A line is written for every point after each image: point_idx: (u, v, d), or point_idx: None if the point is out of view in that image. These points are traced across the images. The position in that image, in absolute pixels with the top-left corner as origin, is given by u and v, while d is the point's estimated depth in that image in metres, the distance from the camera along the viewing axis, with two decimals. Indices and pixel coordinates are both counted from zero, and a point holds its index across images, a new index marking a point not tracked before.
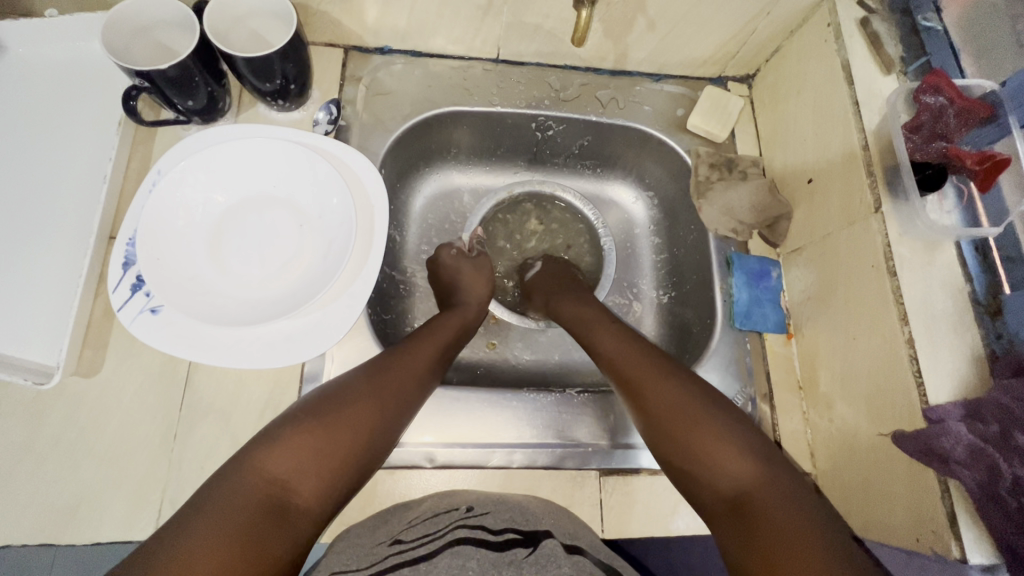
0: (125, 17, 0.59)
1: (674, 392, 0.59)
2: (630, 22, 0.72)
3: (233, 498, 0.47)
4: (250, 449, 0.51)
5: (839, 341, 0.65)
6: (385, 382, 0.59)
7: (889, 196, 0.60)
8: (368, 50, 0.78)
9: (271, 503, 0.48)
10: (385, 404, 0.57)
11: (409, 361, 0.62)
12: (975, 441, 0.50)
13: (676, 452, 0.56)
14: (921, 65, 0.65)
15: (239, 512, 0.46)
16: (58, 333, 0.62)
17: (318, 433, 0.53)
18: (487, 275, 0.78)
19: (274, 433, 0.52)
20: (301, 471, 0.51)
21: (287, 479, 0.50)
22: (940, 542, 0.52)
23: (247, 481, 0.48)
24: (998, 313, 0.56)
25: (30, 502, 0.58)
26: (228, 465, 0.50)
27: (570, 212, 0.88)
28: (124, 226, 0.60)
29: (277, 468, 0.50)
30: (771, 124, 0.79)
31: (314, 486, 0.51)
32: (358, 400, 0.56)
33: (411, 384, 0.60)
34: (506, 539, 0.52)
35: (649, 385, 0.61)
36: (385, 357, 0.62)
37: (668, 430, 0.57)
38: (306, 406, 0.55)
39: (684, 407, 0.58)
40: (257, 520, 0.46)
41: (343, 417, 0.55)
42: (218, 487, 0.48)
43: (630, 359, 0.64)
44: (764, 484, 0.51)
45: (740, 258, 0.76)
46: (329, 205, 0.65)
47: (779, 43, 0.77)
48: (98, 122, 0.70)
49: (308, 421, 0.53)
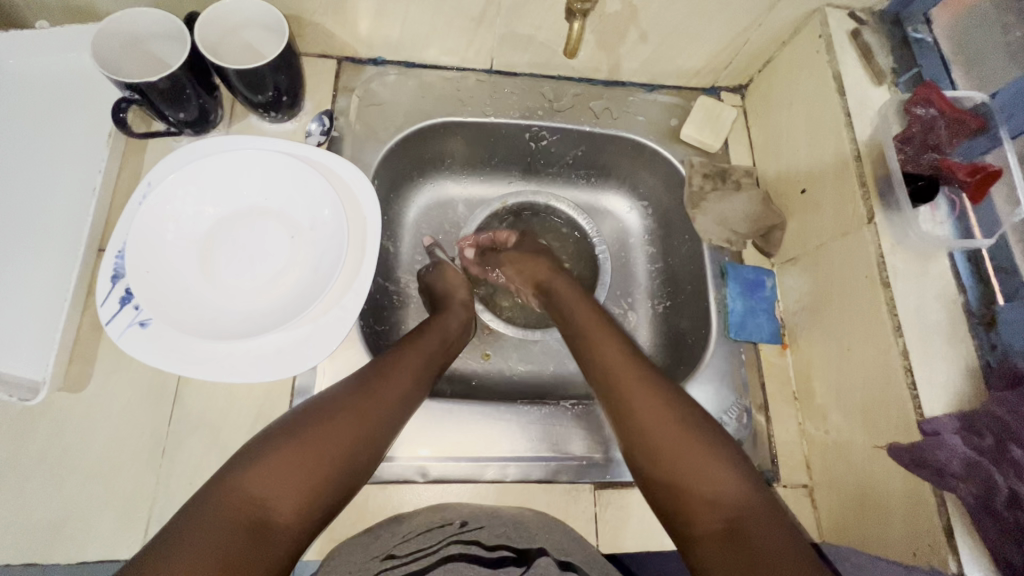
0: (115, 28, 0.59)
1: (663, 405, 0.58)
2: (622, 33, 0.72)
3: (214, 516, 0.46)
4: (229, 468, 0.50)
5: (834, 352, 0.65)
6: (369, 396, 0.58)
7: (882, 207, 0.60)
8: (361, 61, 0.78)
9: (250, 522, 0.47)
10: (364, 418, 0.56)
11: (395, 378, 0.61)
12: (971, 454, 0.50)
13: (667, 475, 0.54)
14: (912, 75, 0.66)
15: (217, 536, 0.45)
16: (46, 347, 0.61)
17: (296, 450, 0.52)
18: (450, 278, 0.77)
19: (254, 450, 0.51)
20: (277, 489, 0.49)
21: (264, 499, 0.49)
22: (937, 556, 0.52)
23: (227, 501, 0.47)
24: (993, 324, 0.56)
25: (14, 520, 0.57)
26: (210, 482, 0.49)
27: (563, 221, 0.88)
28: (113, 239, 0.60)
29: (254, 487, 0.49)
30: (765, 133, 0.80)
31: (294, 505, 0.50)
32: (336, 415, 0.55)
33: (392, 398, 0.59)
34: (500, 556, 0.53)
35: (649, 407, 0.58)
36: (371, 372, 0.60)
37: (659, 445, 0.55)
38: (287, 422, 0.54)
39: (686, 434, 0.56)
40: (234, 540, 0.45)
41: (322, 433, 0.53)
42: (200, 505, 0.47)
43: (632, 377, 0.61)
44: (744, 504, 0.51)
45: (734, 269, 0.75)
46: (321, 218, 0.65)
47: (771, 54, 0.77)
48: (90, 135, 0.69)
49: (291, 436, 0.53)
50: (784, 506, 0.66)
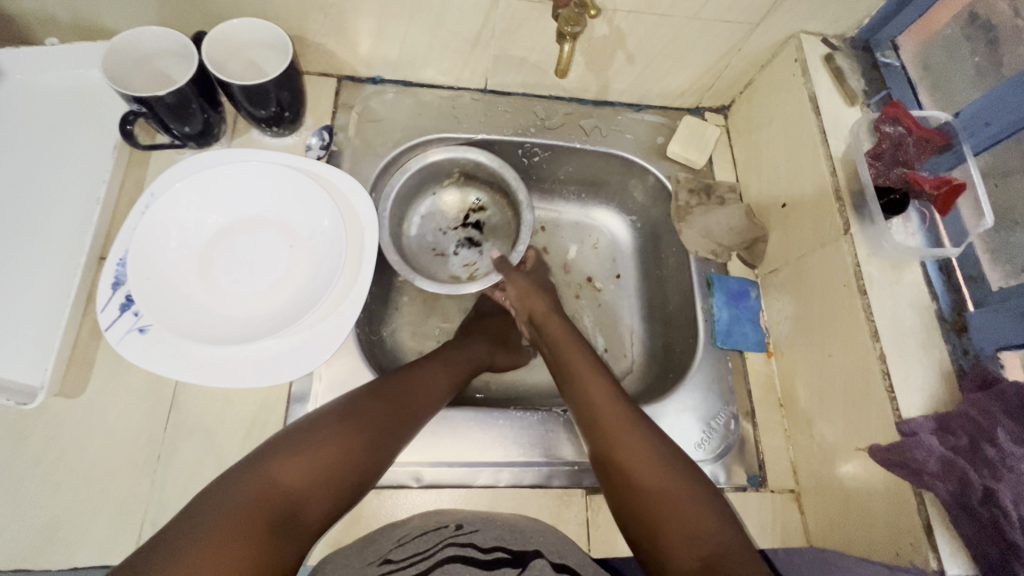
0: (124, 45, 0.61)
1: (629, 431, 0.59)
2: (611, 56, 0.76)
3: (247, 504, 0.47)
4: (263, 456, 0.51)
5: (816, 358, 0.67)
6: (396, 402, 0.60)
7: (857, 219, 0.64)
8: (360, 80, 0.81)
9: (279, 516, 0.48)
10: (390, 421, 0.58)
11: (420, 388, 0.63)
12: (947, 453, 0.51)
13: (640, 509, 0.54)
14: (882, 97, 0.71)
15: (250, 521, 0.46)
16: (43, 353, 0.62)
17: (329, 445, 0.53)
18: (513, 359, 0.80)
19: (285, 445, 0.52)
20: (308, 484, 0.51)
21: (300, 492, 0.50)
22: (918, 554, 0.53)
23: (259, 489, 0.48)
24: (964, 330, 0.60)
25: (7, 526, 0.57)
26: (238, 474, 0.49)
27: (484, 203, 0.88)
28: (115, 248, 0.61)
29: (291, 479, 0.50)
30: (747, 151, 0.83)
31: (320, 500, 0.51)
32: (365, 416, 0.57)
33: (421, 405, 0.62)
34: (495, 557, 0.54)
35: (645, 476, 0.55)
36: (400, 378, 0.63)
37: (630, 474, 0.56)
38: (316, 419, 0.56)
39: (654, 459, 0.57)
40: (268, 529, 0.46)
41: (352, 432, 0.55)
42: (229, 491, 0.47)
43: (628, 447, 0.58)
44: (719, 544, 0.50)
45: (719, 280, 0.78)
46: (320, 228, 0.66)
47: (751, 77, 0.82)
48: (95, 147, 0.71)
49: (323, 433, 0.54)
50: (753, 508, 0.68)
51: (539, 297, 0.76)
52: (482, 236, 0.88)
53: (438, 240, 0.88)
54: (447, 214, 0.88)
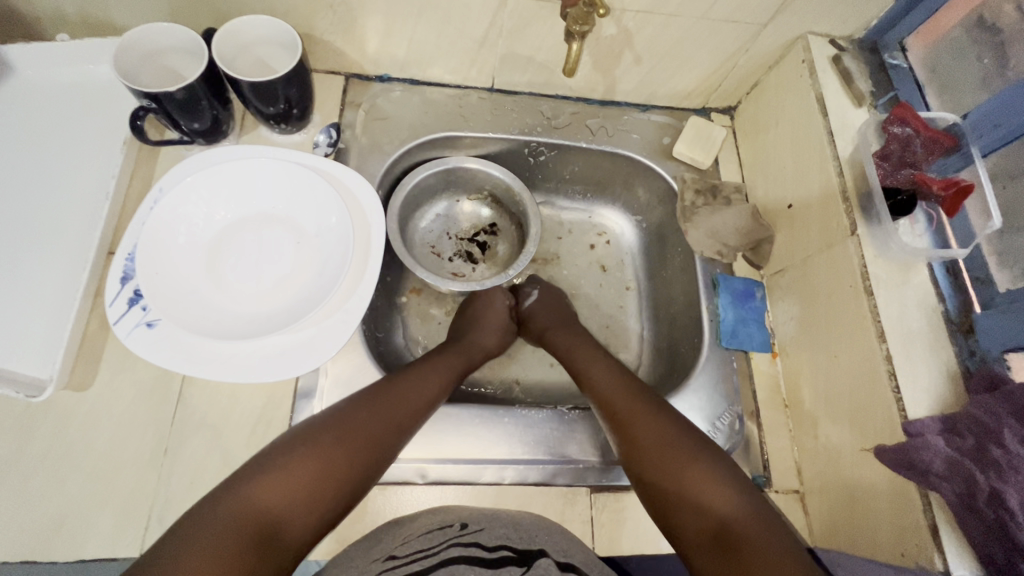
0: (135, 41, 0.62)
1: (650, 421, 0.62)
2: (618, 56, 0.76)
3: (223, 524, 0.46)
4: (242, 472, 0.51)
5: (821, 359, 0.68)
6: (379, 408, 0.60)
7: (864, 220, 0.64)
8: (368, 78, 0.81)
9: (258, 535, 0.47)
10: (375, 426, 0.58)
11: (406, 391, 0.63)
12: (953, 454, 0.52)
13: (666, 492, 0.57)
14: (889, 98, 0.71)
15: (227, 539, 0.45)
16: (51, 347, 0.62)
17: (309, 457, 0.53)
18: (501, 333, 0.79)
19: (264, 461, 0.52)
20: (288, 499, 0.50)
21: (281, 507, 0.50)
22: (923, 554, 0.53)
23: (234, 508, 0.48)
24: (970, 331, 0.59)
25: (15, 518, 0.57)
26: (214, 495, 0.49)
27: (497, 229, 0.91)
28: (123, 243, 0.62)
29: (273, 495, 0.50)
30: (753, 152, 0.83)
31: (302, 516, 0.51)
32: (347, 424, 0.57)
33: (409, 405, 0.62)
34: (500, 556, 0.54)
35: (661, 463, 0.58)
36: (384, 386, 0.63)
37: (656, 463, 0.59)
38: (298, 432, 0.56)
39: (672, 442, 0.59)
40: (246, 548, 0.46)
41: (338, 439, 0.55)
42: (204, 512, 0.47)
43: (650, 436, 0.61)
44: (740, 515, 0.52)
45: (725, 280, 0.78)
46: (327, 224, 0.67)
47: (758, 78, 0.82)
48: (104, 143, 0.72)
49: (304, 445, 0.54)
50: None
51: (553, 316, 0.80)
52: (482, 256, 0.90)
53: (440, 242, 0.90)
54: (460, 223, 0.90)
